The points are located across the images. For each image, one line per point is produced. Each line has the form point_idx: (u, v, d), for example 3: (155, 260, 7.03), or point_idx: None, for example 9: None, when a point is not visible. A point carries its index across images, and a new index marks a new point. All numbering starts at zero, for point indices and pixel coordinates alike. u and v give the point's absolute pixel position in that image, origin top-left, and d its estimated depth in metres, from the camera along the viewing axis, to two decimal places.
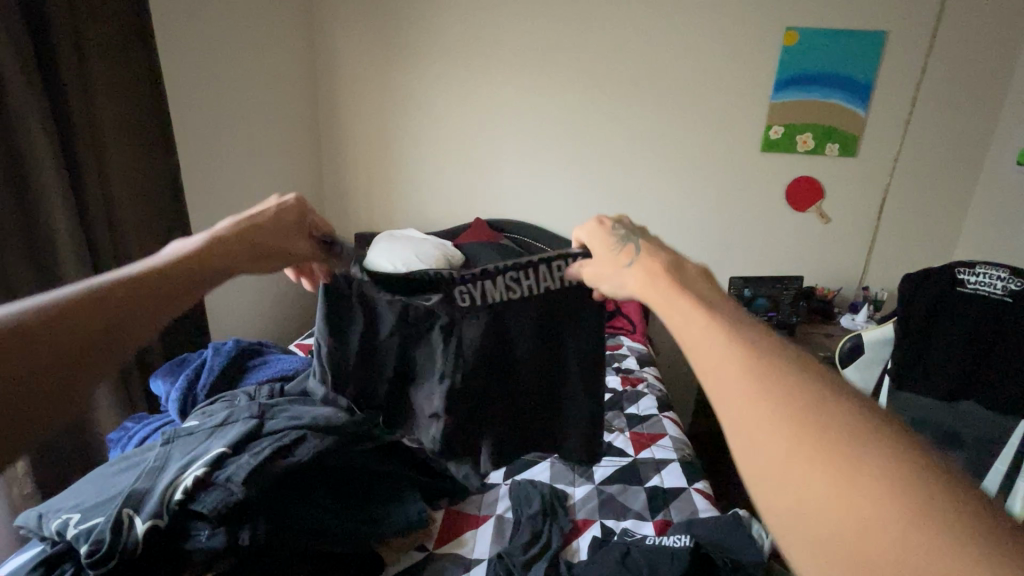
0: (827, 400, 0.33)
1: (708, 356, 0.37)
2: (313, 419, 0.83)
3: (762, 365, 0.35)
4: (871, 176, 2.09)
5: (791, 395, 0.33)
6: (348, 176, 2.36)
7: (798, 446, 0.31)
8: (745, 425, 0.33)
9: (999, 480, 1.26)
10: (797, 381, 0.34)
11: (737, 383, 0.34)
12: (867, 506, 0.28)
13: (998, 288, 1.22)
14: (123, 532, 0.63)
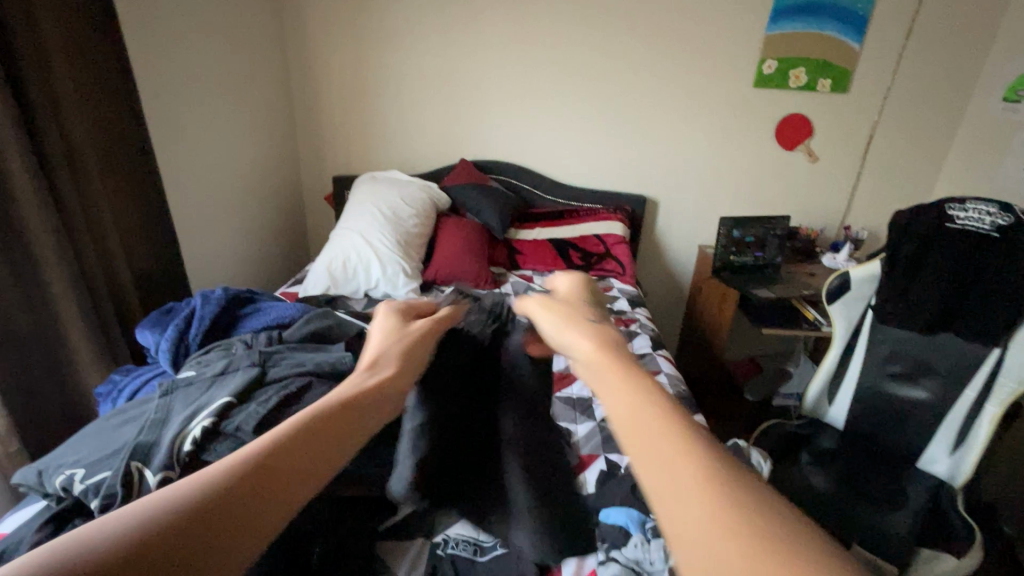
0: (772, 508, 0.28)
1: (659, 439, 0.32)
2: (316, 366, 0.82)
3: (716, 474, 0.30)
4: (860, 114, 2.08)
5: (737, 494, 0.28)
6: (322, 114, 2.20)
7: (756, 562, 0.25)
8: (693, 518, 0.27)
9: (966, 408, 1.35)
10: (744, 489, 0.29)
11: (688, 472, 0.30)
12: None
13: (986, 223, 1.26)
14: (136, 485, 0.60)
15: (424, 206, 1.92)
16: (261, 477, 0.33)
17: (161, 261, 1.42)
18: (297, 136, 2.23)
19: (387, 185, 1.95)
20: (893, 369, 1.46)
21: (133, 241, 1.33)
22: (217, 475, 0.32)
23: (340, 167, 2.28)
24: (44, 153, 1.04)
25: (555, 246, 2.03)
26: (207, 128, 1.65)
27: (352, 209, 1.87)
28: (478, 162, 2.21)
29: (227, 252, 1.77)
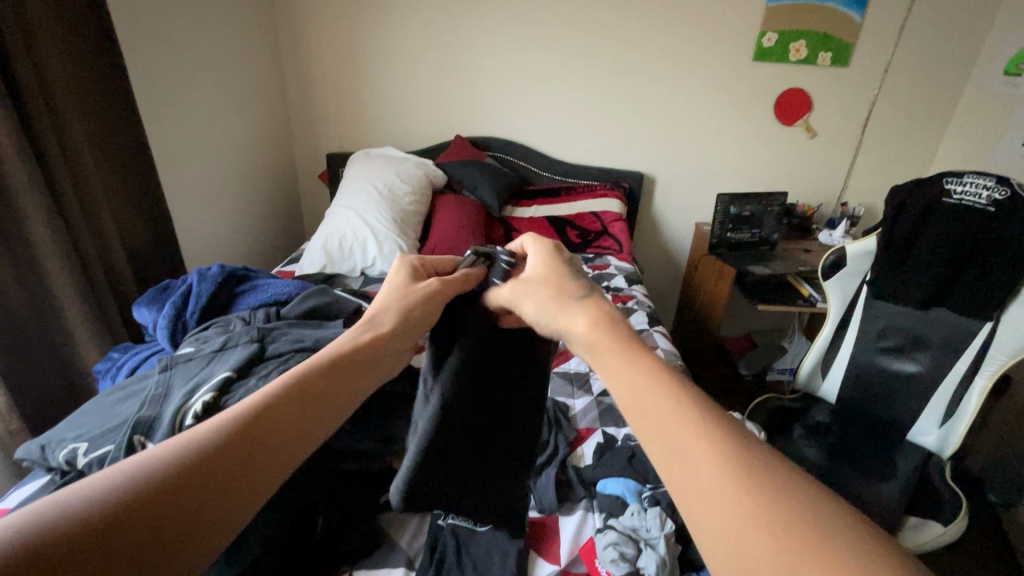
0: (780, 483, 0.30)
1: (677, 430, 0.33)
2: (316, 342, 0.82)
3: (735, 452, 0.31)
4: (859, 88, 2.05)
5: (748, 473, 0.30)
6: (314, 90, 2.15)
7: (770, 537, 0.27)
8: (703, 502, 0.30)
9: (957, 380, 1.37)
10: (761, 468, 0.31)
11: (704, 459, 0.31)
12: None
13: (983, 198, 1.25)
14: None
15: (420, 183, 1.90)
16: (265, 423, 0.38)
17: (154, 239, 1.41)
18: (289, 112, 2.19)
19: (382, 163, 1.93)
20: (886, 343, 1.47)
21: (125, 220, 1.32)
22: (228, 420, 0.37)
23: (333, 144, 2.25)
24: (33, 129, 1.02)
25: (552, 223, 2.02)
26: (198, 103, 1.62)
27: (347, 187, 1.85)
28: (474, 139, 2.18)
29: (221, 230, 1.75)
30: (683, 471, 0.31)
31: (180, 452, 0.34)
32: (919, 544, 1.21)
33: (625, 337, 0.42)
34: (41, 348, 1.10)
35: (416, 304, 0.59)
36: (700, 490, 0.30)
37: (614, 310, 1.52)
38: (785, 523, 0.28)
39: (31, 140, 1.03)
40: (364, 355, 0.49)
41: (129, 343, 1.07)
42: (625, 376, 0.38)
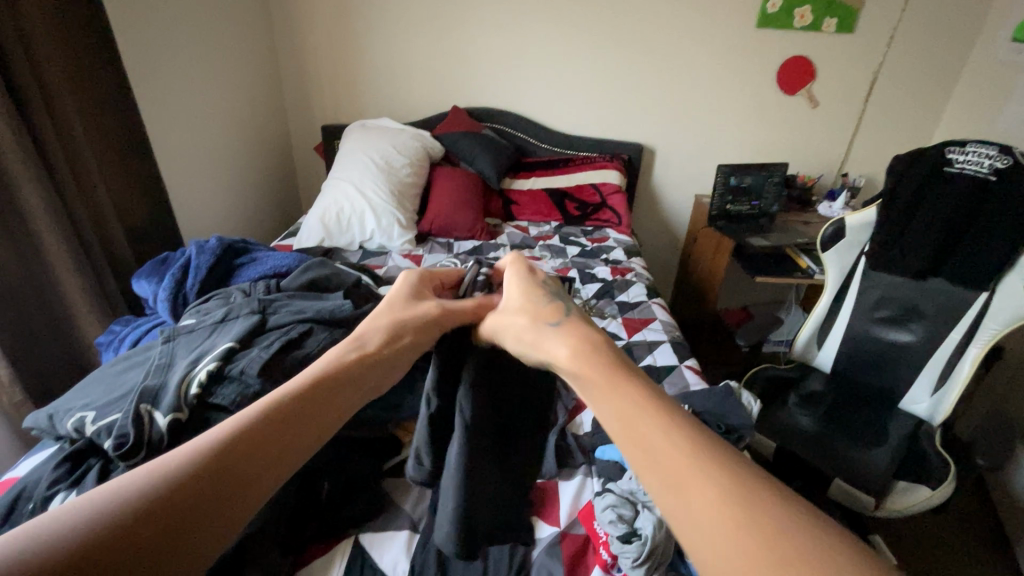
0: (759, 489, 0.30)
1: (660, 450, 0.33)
2: (317, 313, 0.82)
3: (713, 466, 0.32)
4: (864, 56, 2.01)
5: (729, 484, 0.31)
6: (307, 59, 2.10)
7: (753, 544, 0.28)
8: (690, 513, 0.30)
9: (951, 349, 1.39)
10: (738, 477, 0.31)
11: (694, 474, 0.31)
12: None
13: (985, 166, 1.26)
14: (146, 426, 0.62)
15: (417, 156, 1.88)
16: (256, 440, 0.37)
17: (150, 214, 1.39)
18: (283, 82, 2.14)
19: (378, 134, 1.90)
20: (882, 313, 1.49)
21: (120, 194, 1.30)
22: (219, 436, 0.36)
23: (327, 115, 2.21)
24: (22, 102, 1.00)
25: (550, 196, 2.01)
26: (190, 73, 1.58)
27: (344, 159, 1.83)
28: (471, 110, 2.15)
29: (217, 204, 1.74)
30: (673, 499, 0.31)
31: (170, 466, 0.33)
32: (905, 507, 1.24)
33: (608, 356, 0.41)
34: (43, 322, 1.10)
35: (412, 327, 0.56)
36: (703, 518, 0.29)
37: (613, 283, 1.52)
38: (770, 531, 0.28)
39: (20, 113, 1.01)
40: (355, 372, 0.48)
41: (129, 317, 1.07)
42: (612, 403, 0.38)
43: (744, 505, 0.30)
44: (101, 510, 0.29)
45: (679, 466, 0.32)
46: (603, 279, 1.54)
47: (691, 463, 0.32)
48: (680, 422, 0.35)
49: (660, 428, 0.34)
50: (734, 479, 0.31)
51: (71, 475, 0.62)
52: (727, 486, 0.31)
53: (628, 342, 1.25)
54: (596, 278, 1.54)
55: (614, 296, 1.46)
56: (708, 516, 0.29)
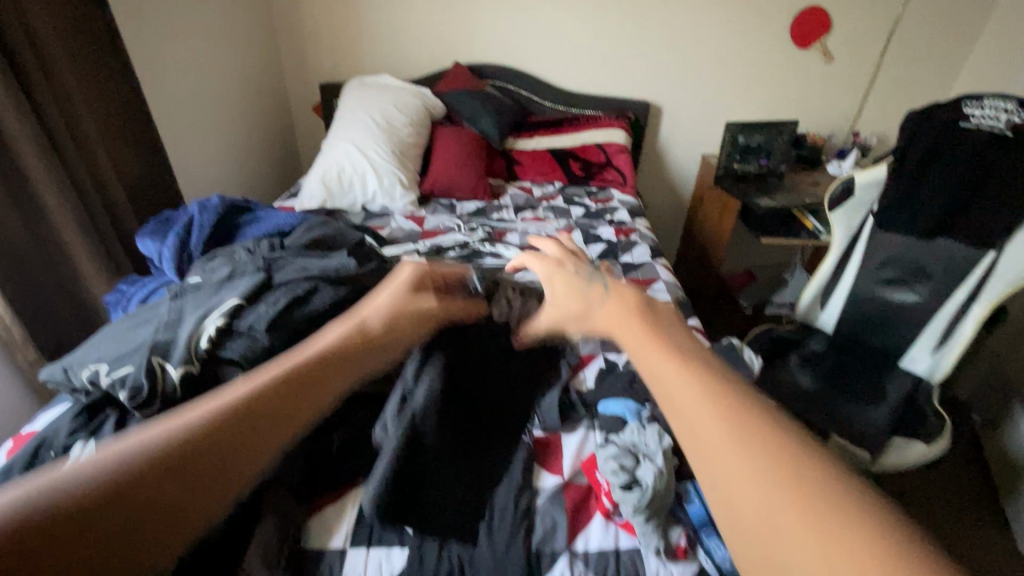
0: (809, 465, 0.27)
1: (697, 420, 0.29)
2: (322, 272, 0.83)
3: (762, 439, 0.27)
4: (883, 6, 1.93)
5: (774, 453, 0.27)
6: (303, 12, 2.02)
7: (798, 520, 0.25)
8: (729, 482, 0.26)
9: (954, 309, 1.39)
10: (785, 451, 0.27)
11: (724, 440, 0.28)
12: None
13: (1003, 121, 1.23)
14: (160, 378, 0.63)
15: (418, 114, 1.84)
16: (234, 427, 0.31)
17: (151, 174, 1.38)
18: (279, 38, 2.08)
19: (378, 92, 1.85)
20: (887, 274, 1.48)
21: (120, 152, 1.28)
22: (196, 417, 0.31)
23: (326, 72, 2.14)
24: (14, 58, 0.97)
25: (555, 156, 1.97)
26: (184, 27, 1.53)
27: (343, 118, 1.79)
28: (474, 67, 2.08)
29: (217, 164, 1.72)
30: (716, 473, 0.27)
31: (154, 442, 0.29)
32: (899, 464, 1.28)
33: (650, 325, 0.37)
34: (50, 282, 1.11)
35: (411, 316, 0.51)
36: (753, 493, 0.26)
37: (617, 243, 1.51)
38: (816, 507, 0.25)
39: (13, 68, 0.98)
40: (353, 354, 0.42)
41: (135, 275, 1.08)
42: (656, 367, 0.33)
43: (804, 484, 0.26)
44: (76, 485, 0.26)
45: (724, 433, 0.28)
46: (607, 239, 1.53)
47: (743, 435, 0.28)
48: (731, 390, 0.30)
49: (708, 396, 0.30)
50: (793, 457, 0.27)
51: (90, 424, 0.65)
52: (786, 464, 0.26)
53: None
54: (600, 239, 1.53)
55: (618, 257, 1.45)
56: (761, 495, 0.25)
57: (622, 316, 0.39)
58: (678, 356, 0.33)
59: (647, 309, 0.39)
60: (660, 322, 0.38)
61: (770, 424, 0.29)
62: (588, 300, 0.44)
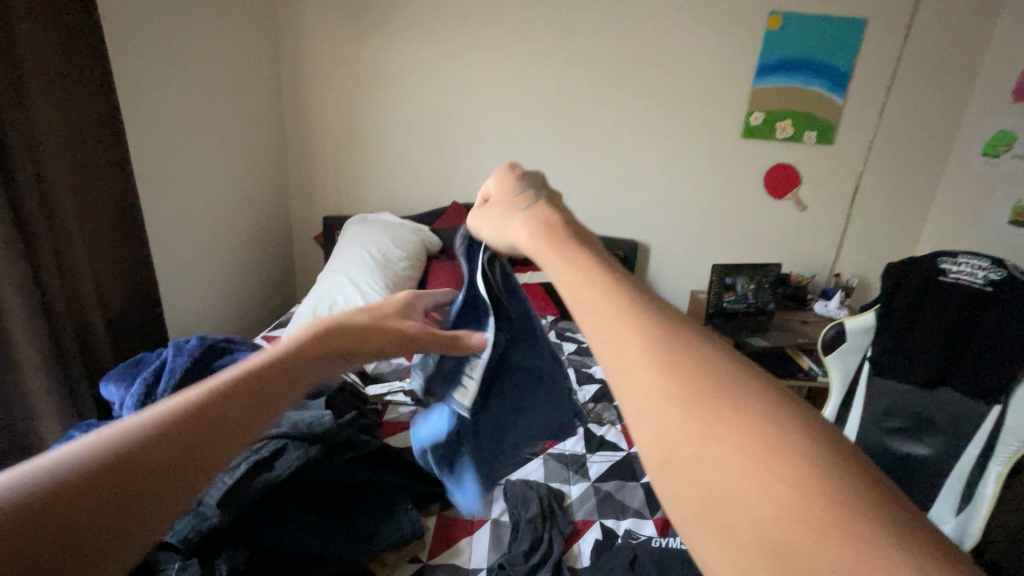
0: (742, 385, 0.25)
1: (597, 325, 0.28)
2: (292, 427, 0.77)
3: (677, 348, 0.26)
4: (845, 164, 2.14)
5: (685, 351, 0.26)
6: (319, 155, 2.20)
7: (707, 422, 0.23)
8: (628, 369, 0.26)
9: (971, 464, 1.31)
10: (693, 349, 0.26)
11: (640, 343, 0.26)
12: (800, 483, 0.21)
13: (979, 277, 1.25)
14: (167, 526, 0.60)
15: (415, 248, 1.87)
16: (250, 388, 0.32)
17: (135, 304, 1.36)
18: (291, 176, 2.23)
19: (376, 227, 1.91)
20: (892, 422, 1.41)
21: (108, 286, 1.27)
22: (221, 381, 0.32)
23: (332, 207, 2.27)
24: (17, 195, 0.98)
25: (547, 291, 2.00)
26: (203, 156, 1.63)
27: (341, 250, 1.82)
28: (471, 206, 2.21)
29: (211, 292, 1.71)
30: (641, 402, 0.25)
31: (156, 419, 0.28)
32: None
33: (568, 234, 0.37)
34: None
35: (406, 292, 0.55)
36: (720, 536, 0.21)
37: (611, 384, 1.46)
38: (719, 402, 0.24)
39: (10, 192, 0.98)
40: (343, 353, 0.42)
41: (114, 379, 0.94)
42: (571, 279, 0.31)
43: (755, 438, 0.22)
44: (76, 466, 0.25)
45: (663, 380, 0.25)
46: (601, 380, 1.49)
47: (749, 455, 0.22)
48: (692, 360, 0.25)
49: (630, 325, 0.27)
50: (760, 427, 0.23)
51: None
52: (756, 441, 0.22)
53: (628, 454, 1.17)
54: (594, 380, 1.48)
55: (613, 399, 1.40)
56: (683, 456, 0.23)
57: (558, 261, 0.33)
58: (582, 274, 0.31)
59: (570, 242, 0.35)
60: (607, 268, 0.31)
61: (688, 349, 0.26)
62: (509, 225, 0.43)
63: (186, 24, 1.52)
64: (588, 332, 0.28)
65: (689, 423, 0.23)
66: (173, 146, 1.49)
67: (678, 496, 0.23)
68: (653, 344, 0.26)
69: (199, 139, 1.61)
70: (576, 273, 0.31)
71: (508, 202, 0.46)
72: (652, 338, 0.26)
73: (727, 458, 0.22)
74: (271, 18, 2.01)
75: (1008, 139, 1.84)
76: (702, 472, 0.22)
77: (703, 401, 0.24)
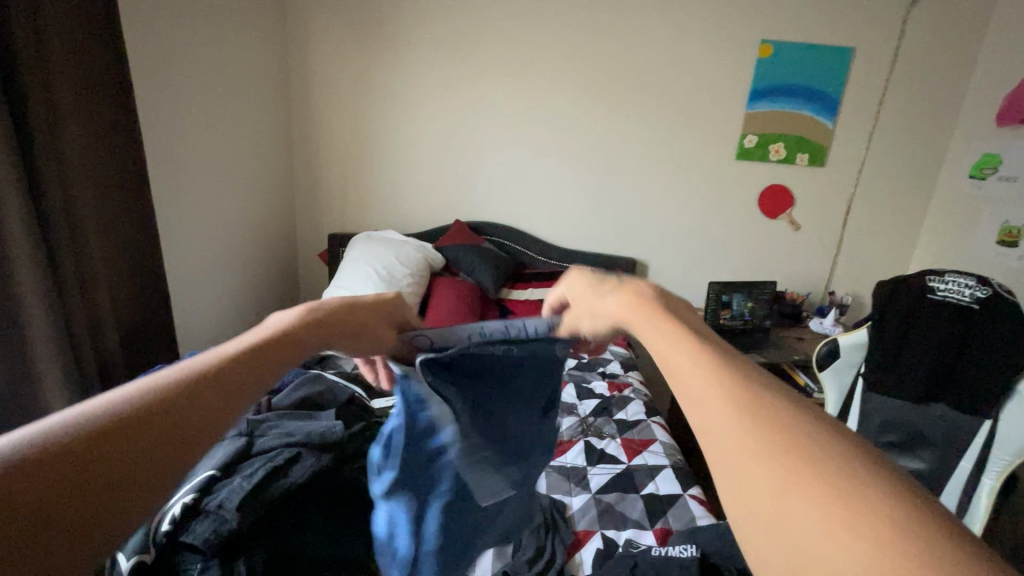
0: (797, 420, 0.30)
1: (685, 377, 0.34)
2: (306, 436, 0.79)
3: (741, 392, 0.32)
4: (838, 185, 2.20)
5: (749, 395, 0.31)
6: (325, 174, 2.26)
7: (765, 453, 0.28)
8: (703, 410, 0.32)
9: (964, 478, 1.34)
10: (758, 394, 0.32)
11: (712, 390, 0.32)
12: (843, 504, 0.25)
13: (966, 296, 1.29)
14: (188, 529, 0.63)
15: (419, 265, 1.91)
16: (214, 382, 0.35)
17: (151, 319, 1.39)
18: (297, 195, 2.29)
19: (381, 245, 1.95)
20: (888, 437, 1.44)
21: (124, 300, 1.31)
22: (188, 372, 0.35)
23: (336, 224, 2.32)
24: (44, 212, 1.04)
25: None
26: (215, 175, 1.68)
27: (346, 267, 1.87)
28: (473, 224, 2.27)
29: (219, 307, 1.75)
30: (712, 438, 0.31)
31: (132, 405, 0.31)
32: None
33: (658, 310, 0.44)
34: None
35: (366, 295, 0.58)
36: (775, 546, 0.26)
37: (611, 399, 1.49)
38: (781, 439, 0.29)
39: (40, 210, 1.04)
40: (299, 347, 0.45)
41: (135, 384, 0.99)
42: (664, 348, 0.38)
43: (805, 468, 0.27)
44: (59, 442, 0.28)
45: (731, 420, 0.30)
46: (601, 394, 1.52)
47: (798, 481, 0.27)
48: (757, 402, 0.31)
49: (710, 380, 0.33)
50: (811, 459, 0.28)
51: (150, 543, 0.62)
52: (808, 471, 0.27)
53: (628, 467, 1.20)
54: (594, 394, 1.51)
55: (612, 413, 1.43)
56: (742, 479, 0.28)
57: (654, 333, 0.41)
58: (675, 342, 0.38)
59: (666, 313, 0.43)
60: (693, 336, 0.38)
61: (754, 395, 0.31)
62: (603, 303, 0.51)
63: (203, 49, 1.59)
64: (678, 389, 0.34)
65: (748, 452, 0.29)
66: (187, 165, 1.54)
67: (744, 516, 0.28)
68: (723, 389, 0.32)
69: (212, 159, 1.66)
70: (665, 345, 0.39)
71: (593, 287, 0.54)
72: (723, 385, 0.32)
73: (780, 484, 0.27)
74: (282, 43, 2.09)
75: (993, 162, 1.91)
76: (769, 504, 0.27)
77: (767, 437, 0.29)
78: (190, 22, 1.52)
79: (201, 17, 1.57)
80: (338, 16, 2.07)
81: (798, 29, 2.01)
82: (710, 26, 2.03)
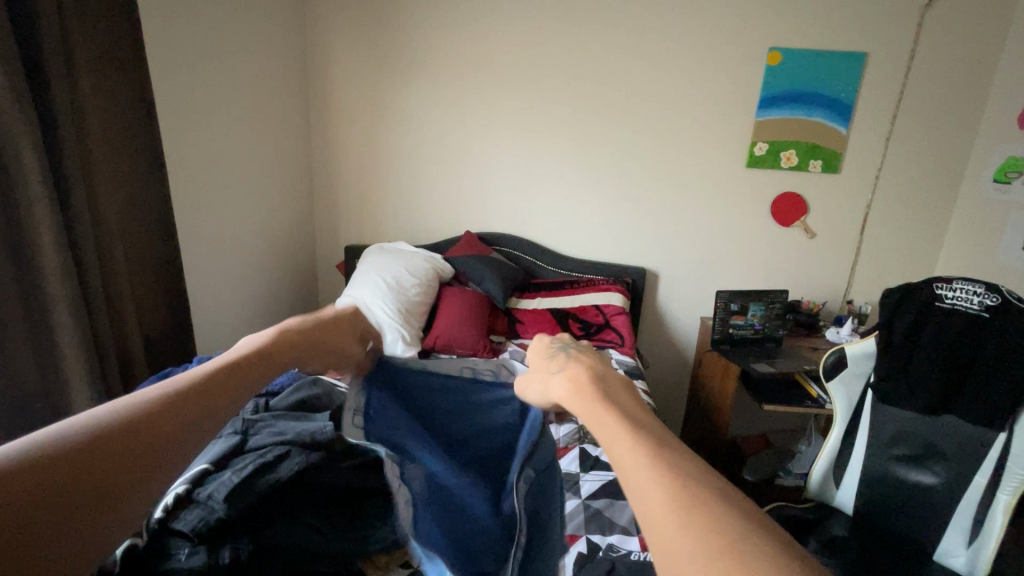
0: (709, 494, 0.33)
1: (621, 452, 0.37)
2: (298, 435, 0.83)
3: (670, 469, 0.35)
4: (853, 191, 2.15)
5: (672, 472, 0.34)
6: (342, 188, 2.36)
7: (686, 529, 0.31)
8: (633, 484, 0.34)
9: (978, 494, 1.29)
10: (679, 470, 0.35)
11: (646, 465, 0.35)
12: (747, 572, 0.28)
13: (975, 303, 1.26)
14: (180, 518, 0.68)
15: (427, 275, 1.97)
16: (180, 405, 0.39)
17: (174, 328, 1.50)
18: (316, 209, 2.39)
19: (392, 256, 2.02)
20: (899, 450, 1.40)
21: (147, 309, 1.41)
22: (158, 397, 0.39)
23: (353, 236, 2.41)
24: (74, 231, 1.15)
25: (555, 316, 2.06)
26: (235, 191, 1.79)
27: (358, 278, 1.93)
28: (484, 235, 2.32)
29: (239, 315, 1.85)
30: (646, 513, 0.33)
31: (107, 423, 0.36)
32: None
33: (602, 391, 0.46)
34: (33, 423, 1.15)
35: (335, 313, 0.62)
36: None
37: None
38: (698, 511, 0.32)
39: (70, 229, 1.15)
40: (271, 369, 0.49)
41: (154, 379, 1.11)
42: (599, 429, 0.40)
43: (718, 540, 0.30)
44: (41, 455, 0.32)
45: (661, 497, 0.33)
46: None
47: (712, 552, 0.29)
48: (681, 481, 0.34)
49: (645, 459, 0.35)
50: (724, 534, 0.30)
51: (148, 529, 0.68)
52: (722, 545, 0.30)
53: None
54: None
55: None
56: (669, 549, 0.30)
57: (591, 419, 0.42)
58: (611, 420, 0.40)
59: (602, 400, 0.44)
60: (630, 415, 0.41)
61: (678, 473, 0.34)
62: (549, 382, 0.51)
63: (224, 75, 1.70)
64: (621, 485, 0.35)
65: (676, 529, 0.31)
66: (208, 182, 1.65)
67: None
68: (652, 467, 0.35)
69: (232, 176, 1.77)
70: (606, 420, 0.41)
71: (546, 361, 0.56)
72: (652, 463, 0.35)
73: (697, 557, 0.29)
74: (301, 65, 2.21)
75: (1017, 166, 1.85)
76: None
77: (685, 512, 0.32)
78: (212, 50, 1.64)
79: (223, 45, 1.69)
80: (354, 39, 2.18)
81: (806, 35, 2.00)
82: (716, 36, 2.04)
